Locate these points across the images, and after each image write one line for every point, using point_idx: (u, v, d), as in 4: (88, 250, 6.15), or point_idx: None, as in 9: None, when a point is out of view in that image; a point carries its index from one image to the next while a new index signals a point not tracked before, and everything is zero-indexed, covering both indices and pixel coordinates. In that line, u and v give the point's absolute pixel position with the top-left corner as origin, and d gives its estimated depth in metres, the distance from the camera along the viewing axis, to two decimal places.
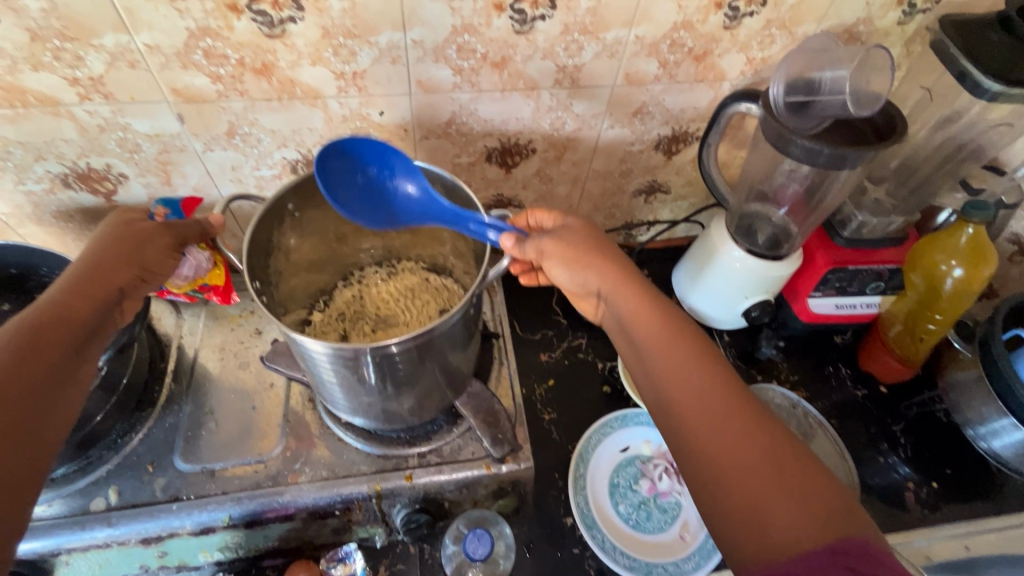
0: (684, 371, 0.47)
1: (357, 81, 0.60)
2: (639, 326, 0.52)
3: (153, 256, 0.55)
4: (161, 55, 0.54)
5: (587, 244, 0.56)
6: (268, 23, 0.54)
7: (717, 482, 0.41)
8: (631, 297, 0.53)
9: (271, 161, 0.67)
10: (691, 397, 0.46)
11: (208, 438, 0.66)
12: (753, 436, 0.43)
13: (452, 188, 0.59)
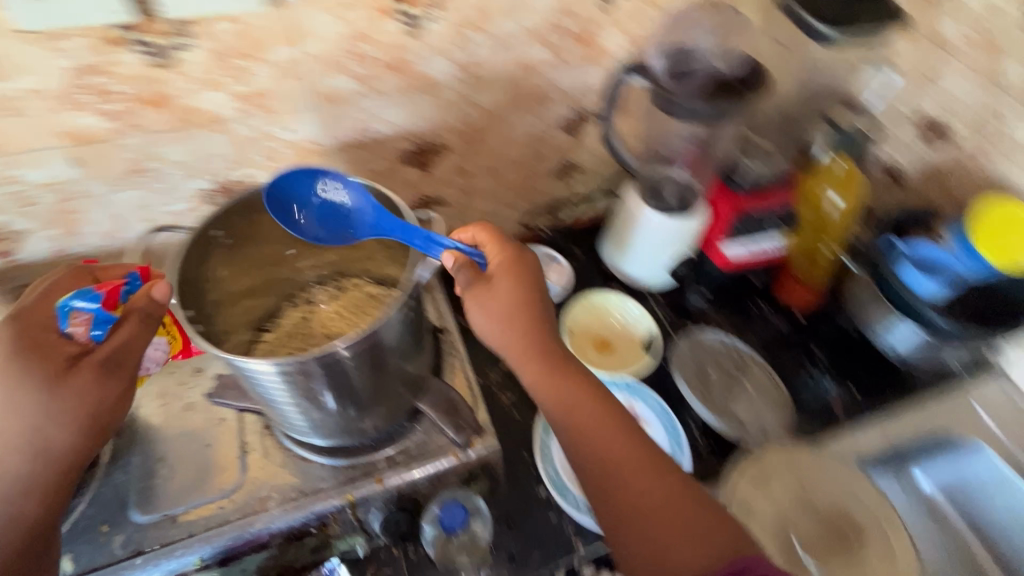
0: (605, 441, 0.69)
1: (251, 100, 0.67)
2: (568, 416, 0.70)
3: (101, 398, 0.65)
4: (46, 97, 0.60)
5: (508, 309, 0.72)
6: (158, 54, 0.60)
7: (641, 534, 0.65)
8: (552, 389, 0.71)
9: (186, 195, 0.75)
10: (617, 462, 0.68)
11: (163, 485, 0.69)
12: (673, 497, 0.67)
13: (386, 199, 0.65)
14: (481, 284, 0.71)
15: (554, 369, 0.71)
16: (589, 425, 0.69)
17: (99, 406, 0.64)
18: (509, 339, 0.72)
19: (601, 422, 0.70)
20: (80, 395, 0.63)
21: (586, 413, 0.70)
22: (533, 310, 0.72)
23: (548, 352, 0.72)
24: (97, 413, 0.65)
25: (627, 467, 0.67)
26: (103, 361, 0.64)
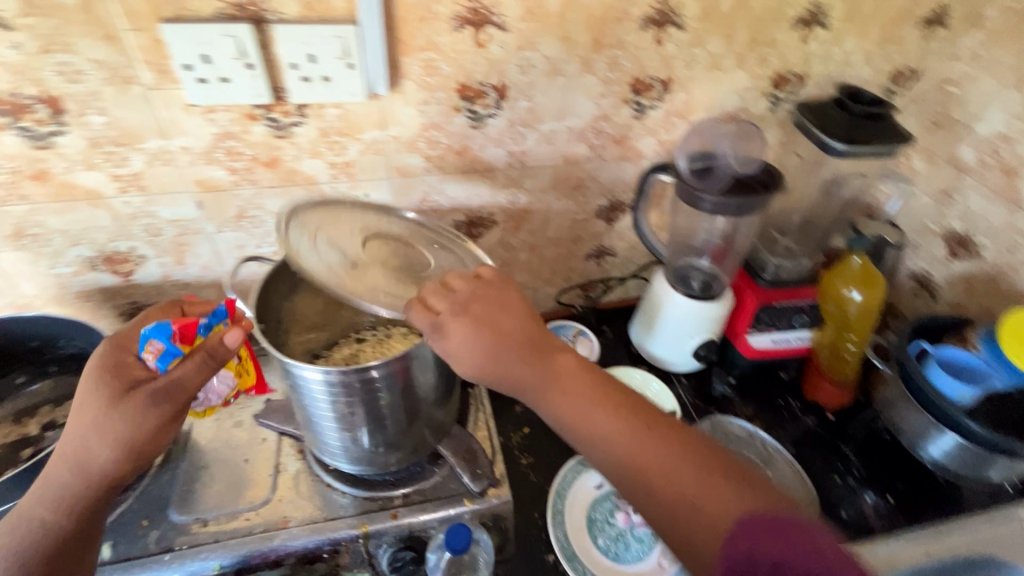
0: (616, 424, 0.54)
1: (347, 169, 0.71)
2: (580, 421, 0.56)
3: None
4: (64, 158, 0.60)
5: (568, 366, 0.58)
6: (277, 125, 0.64)
7: (658, 482, 0.51)
8: (564, 400, 0.56)
9: (271, 241, 0.75)
10: (672, 475, 0.51)
11: (203, 491, 0.67)
12: (657, 445, 0.52)
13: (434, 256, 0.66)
14: (504, 332, 0.58)
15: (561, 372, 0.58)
16: (647, 477, 0.51)
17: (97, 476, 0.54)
18: (546, 402, 0.57)
19: (636, 449, 0.53)
20: (75, 492, 0.53)
21: (638, 428, 0.54)
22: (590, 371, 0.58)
23: (615, 391, 0.57)
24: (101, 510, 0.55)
25: (682, 481, 0.50)
26: (151, 392, 0.53)
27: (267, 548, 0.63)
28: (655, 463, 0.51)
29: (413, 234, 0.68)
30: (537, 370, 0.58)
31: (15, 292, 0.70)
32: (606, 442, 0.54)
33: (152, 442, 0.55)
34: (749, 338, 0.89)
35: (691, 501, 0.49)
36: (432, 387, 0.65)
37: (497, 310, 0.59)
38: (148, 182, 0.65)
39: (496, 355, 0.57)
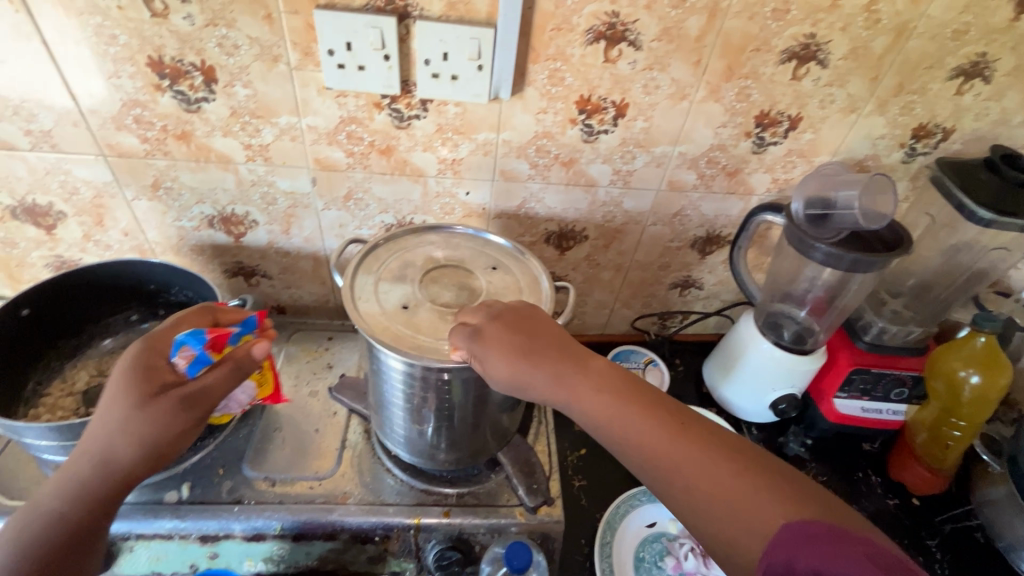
0: (645, 424, 0.50)
1: (455, 166, 0.72)
2: (615, 425, 0.51)
3: None
4: (208, 123, 0.65)
5: (602, 377, 0.53)
6: (398, 117, 0.66)
7: (693, 490, 0.46)
8: (597, 401, 0.52)
9: (371, 224, 0.77)
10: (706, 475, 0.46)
11: (275, 451, 0.70)
12: (693, 449, 0.47)
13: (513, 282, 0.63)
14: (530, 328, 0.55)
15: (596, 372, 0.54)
16: (679, 473, 0.47)
17: (107, 479, 0.51)
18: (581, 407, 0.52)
19: (667, 451, 0.48)
20: (85, 496, 0.50)
21: (669, 427, 0.49)
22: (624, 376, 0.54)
23: (649, 396, 0.52)
24: (103, 519, 0.51)
25: (715, 479, 0.45)
26: (177, 393, 0.52)
27: (326, 519, 0.64)
28: (688, 461, 0.47)
29: (477, 256, 0.65)
30: (560, 373, 0.54)
31: (141, 238, 0.76)
32: (634, 440, 0.50)
33: (175, 441, 0.53)
34: (835, 402, 0.82)
35: (731, 505, 0.44)
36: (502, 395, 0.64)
37: (528, 317, 0.56)
38: (273, 155, 0.69)
39: (520, 358, 0.53)
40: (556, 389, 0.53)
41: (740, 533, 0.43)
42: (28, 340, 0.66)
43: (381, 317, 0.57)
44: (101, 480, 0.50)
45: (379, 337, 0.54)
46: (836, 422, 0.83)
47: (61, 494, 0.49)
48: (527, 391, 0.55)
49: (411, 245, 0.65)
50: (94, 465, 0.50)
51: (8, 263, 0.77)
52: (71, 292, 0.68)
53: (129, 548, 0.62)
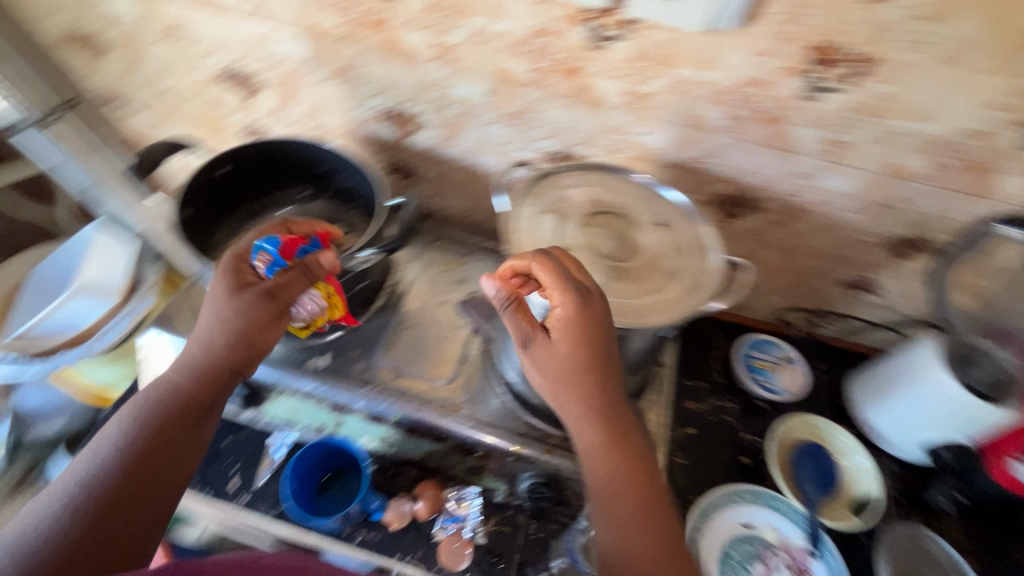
0: (623, 482, 0.50)
1: (640, 101, 0.65)
2: (600, 461, 0.51)
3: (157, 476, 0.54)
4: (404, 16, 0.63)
5: (613, 417, 0.52)
6: (596, 36, 0.60)
7: (639, 554, 0.48)
8: (592, 432, 0.51)
9: (533, 146, 0.74)
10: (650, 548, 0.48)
11: (405, 348, 0.74)
12: (650, 507, 0.50)
13: (686, 244, 0.57)
14: (559, 340, 0.50)
15: (595, 409, 0.51)
16: (628, 528, 0.49)
17: (210, 364, 0.58)
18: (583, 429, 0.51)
19: (633, 514, 0.49)
20: (202, 380, 0.57)
21: (639, 493, 0.50)
22: (631, 421, 0.53)
23: (643, 454, 0.52)
24: (215, 401, 0.58)
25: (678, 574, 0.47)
26: (261, 290, 0.58)
27: (438, 423, 0.67)
28: (645, 533, 0.49)
29: (645, 209, 0.60)
30: (603, 404, 0.51)
31: (321, 119, 0.80)
32: (612, 491, 0.50)
33: (263, 339, 0.59)
34: (1013, 465, 0.65)
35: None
36: (634, 355, 0.60)
37: (595, 333, 0.49)
38: (457, 58, 0.66)
39: (564, 381, 0.50)
40: (587, 418, 0.51)
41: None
42: (220, 198, 0.74)
43: (537, 253, 0.54)
44: (201, 371, 0.57)
45: (531, 278, 0.52)
46: (1005, 486, 0.66)
47: (179, 376, 0.58)
48: (550, 397, 0.52)
49: (576, 183, 0.61)
50: (200, 358, 0.58)
51: (212, 121, 0.86)
52: (257, 161, 0.74)
53: (274, 396, 0.70)
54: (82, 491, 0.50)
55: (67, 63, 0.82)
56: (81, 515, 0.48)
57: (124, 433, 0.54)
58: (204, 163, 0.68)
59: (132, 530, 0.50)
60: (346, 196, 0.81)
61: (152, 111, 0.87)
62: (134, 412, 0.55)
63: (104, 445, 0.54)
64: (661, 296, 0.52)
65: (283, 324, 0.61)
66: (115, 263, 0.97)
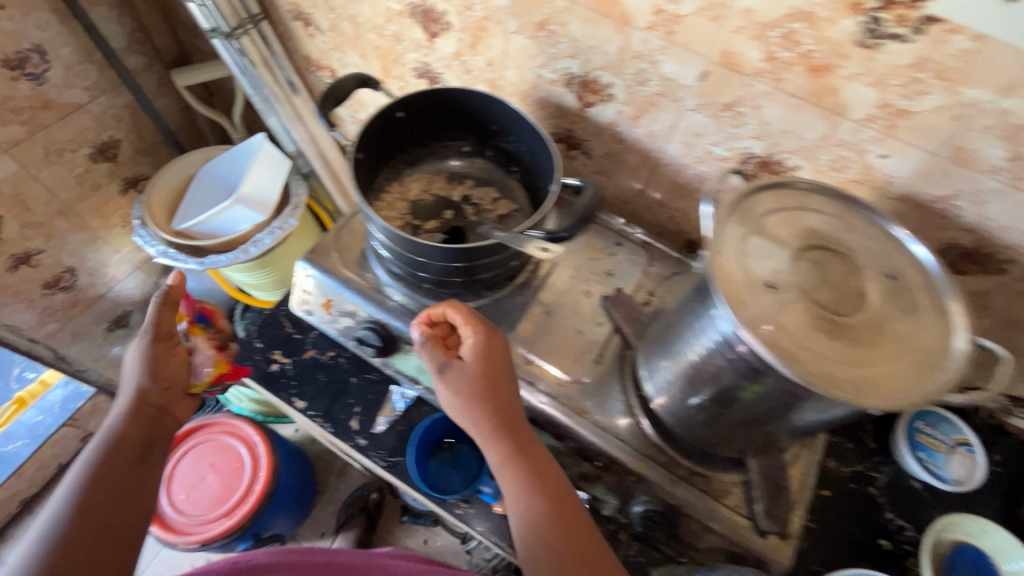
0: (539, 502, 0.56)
1: (896, 118, 0.53)
2: (525, 498, 0.56)
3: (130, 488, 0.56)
4: None
5: (491, 410, 0.58)
6: (870, 31, 0.48)
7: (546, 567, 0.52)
8: (506, 463, 0.58)
9: (733, 145, 0.65)
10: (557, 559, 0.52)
11: (541, 333, 0.71)
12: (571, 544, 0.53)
13: (924, 309, 0.47)
14: (476, 378, 0.59)
15: (522, 451, 0.58)
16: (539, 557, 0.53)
17: (149, 400, 0.63)
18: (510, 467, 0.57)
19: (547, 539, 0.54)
20: (135, 421, 0.61)
21: (557, 505, 0.55)
22: (524, 434, 0.59)
23: (549, 483, 0.57)
24: (154, 430, 0.62)
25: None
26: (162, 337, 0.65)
27: (564, 421, 0.65)
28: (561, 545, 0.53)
29: (875, 255, 0.49)
30: (500, 413, 0.59)
31: (500, 73, 0.74)
32: (526, 512, 0.56)
33: (169, 373, 0.65)
34: None
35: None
36: (798, 424, 0.52)
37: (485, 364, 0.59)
38: (680, 30, 0.57)
39: (478, 407, 0.58)
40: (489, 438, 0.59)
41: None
42: (392, 141, 0.72)
43: (741, 279, 0.46)
44: (140, 406, 0.62)
45: (736, 309, 0.44)
46: None
47: (113, 424, 0.60)
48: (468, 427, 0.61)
49: (792, 206, 0.52)
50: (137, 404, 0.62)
51: (387, 56, 0.83)
52: (433, 109, 0.71)
53: (407, 350, 0.70)
54: (65, 517, 0.51)
55: None
56: (66, 531, 0.50)
57: (81, 470, 0.55)
58: (386, 104, 0.65)
59: (123, 538, 0.52)
60: (509, 160, 0.76)
61: (333, 36, 0.86)
62: (82, 461, 0.56)
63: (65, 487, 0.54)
64: (884, 367, 0.44)
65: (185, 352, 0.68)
66: (268, 180, 1.00)
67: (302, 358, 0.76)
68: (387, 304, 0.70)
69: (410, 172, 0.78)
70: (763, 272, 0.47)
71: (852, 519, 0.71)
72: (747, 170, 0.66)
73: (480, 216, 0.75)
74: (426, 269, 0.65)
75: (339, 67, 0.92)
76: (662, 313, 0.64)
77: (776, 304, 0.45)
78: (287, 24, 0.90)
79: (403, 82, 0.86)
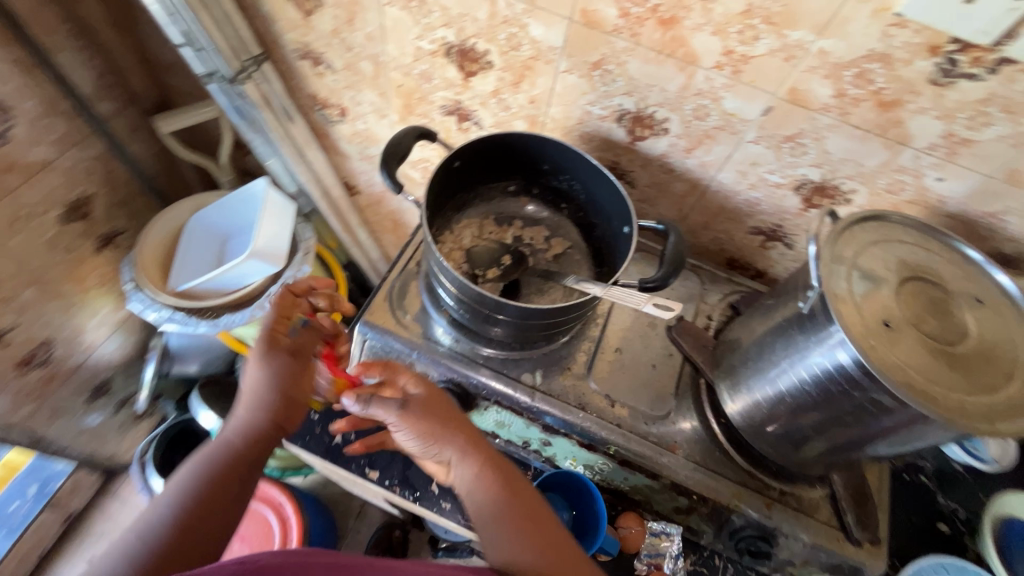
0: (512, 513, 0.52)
1: (958, 147, 0.56)
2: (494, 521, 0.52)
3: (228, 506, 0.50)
4: (705, 17, 0.55)
5: (449, 427, 0.57)
6: (945, 71, 0.51)
7: None
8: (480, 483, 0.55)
9: (789, 172, 0.67)
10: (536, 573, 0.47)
11: (615, 371, 0.71)
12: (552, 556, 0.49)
13: (1013, 331, 0.51)
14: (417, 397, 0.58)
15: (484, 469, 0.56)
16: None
17: (258, 425, 0.55)
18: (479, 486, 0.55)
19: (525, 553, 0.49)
20: (256, 439, 0.54)
21: (522, 513, 0.52)
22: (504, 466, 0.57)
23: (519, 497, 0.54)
24: (263, 454, 0.55)
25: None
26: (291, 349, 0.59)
27: (656, 462, 0.65)
28: (530, 546, 0.49)
29: (959, 282, 0.53)
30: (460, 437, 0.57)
31: (543, 109, 0.73)
32: (497, 532, 0.52)
33: (301, 389, 0.59)
34: None
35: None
36: (869, 454, 0.58)
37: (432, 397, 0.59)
38: (748, 70, 0.58)
39: (438, 431, 0.57)
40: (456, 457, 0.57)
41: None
42: (445, 191, 0.71)
43: (854, 320, 0.49)
44: (249, 431, 0.54)
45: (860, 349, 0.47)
46: None
47: (240, 429, 0.54)
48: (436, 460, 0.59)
49: (878, 242, 0.55)
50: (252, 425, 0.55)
51: (412, 94, 0.80)
52: (487, 154, 0.69)
53: (484, 407, 0.69)
54: (151, 541, 0.45)
55: (274, 14, 0.77)
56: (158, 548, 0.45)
57: (183, 480, 0.50)
58: (447, 156, 0.65)
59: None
60: (558, 198, 0.76)
61: (348, 75, 0.81)
62: (198, 458, 0.52)
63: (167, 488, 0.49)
64: (1001, 393, 0.47)
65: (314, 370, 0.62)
66: (277, 229, 0.96)
67: (365, 425, 0.72)
68: (454, 360, 0.68)
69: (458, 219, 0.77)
70: (876, 312, 0.50)
71: (910, 509, 0.76)
72: (801, 194, 0.69)
73: (536, 258, 0.75)
74: (500, 324, 0.64)
75: (351, 104, 0.87)
76: (737, 343, 0.66)
77: (897, 343, 0.48)
78: (292, 63, 0.83)
79: (428, 119, 0.83)
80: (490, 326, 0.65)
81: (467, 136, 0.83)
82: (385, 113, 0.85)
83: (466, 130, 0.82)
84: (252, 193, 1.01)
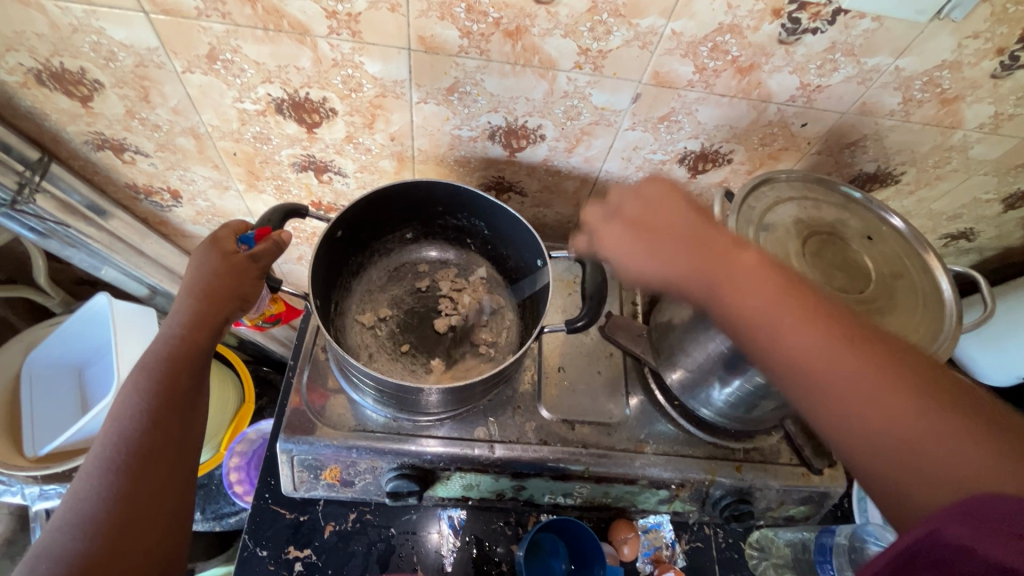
0: (811, 335, 0.41)
1: (813, 94, 0.58)
2: (757, 302, 0.43)
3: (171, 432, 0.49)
4: (553, 22, 0.51)
5: (656, 195, 0.52)
6: (790, 30, 0.51)
7: (867, 398, 0.38)
8: (700, 263, 0.47)
9: (671, 148, 0.66)
10: (869, 376, 0.39)
11: (564, 391, 0.69)
12: (877, 369, 0.39)
13: (901, 260, 0.55)
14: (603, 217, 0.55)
15: (758, 260, 0.45)
16: (843, 391, 0.40)
17: (204, 329, 0.53)
18: (738, 281, 0.45)
19: (872, 373, 0.39)
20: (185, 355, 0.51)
21: (803, 305, 0.43)
22: (715, 239, 0.48)
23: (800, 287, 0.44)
24: (185, 370, 0.51)
25: (975, 468, 0.34)
26: (249, 258, 0.55)
27: (629, 469, 0.63)
28: (850, 363, 0.40)
29: (844, 222, 0.57)
30: (686, 237, 0.49)
31: (407, 144, 0.65)
32: (810, 353, 0.41)
33: (236, 291, 0.54)
34: None
35: (910, 446, 0.37)
36: None
37: (664, 201, 0.52)
38: (608, 64, 0.55)
39: (679, 250, 0.48)
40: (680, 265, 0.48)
41: (997, 551, 0.28)
42: (334, 264, 0.66)
43: None
44: (196, 329, 0.52)
45: None
46: None
47: (178, 326, 0.52)
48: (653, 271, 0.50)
49: (775, 204, 0.56)
50: (189, 324, 0.52)
51: (252, 159, 0.68)
52: (371, 207, 0.64)
53: (446, 477, 0.63)
54: (110, 453, 0.46)
55: (40, 109, 0.61)
56: (114, 460, 0.45)
57: (137, 390, 0.49)
58: (328, 228, 0.59)
59: (158, 511, 0.46)
60: (460, 234, 0.73)
61: (166, 155, 0.68)
62: (147, 361, 0.51)
63: (123, 413, 0.48)
64: (913, 324, 0.51)
65: (251, 271, 0.55)
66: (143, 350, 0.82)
67: (324, 540, 0.65)
68: (398, 443, 0.60)
69: (361, 282, 0.72)
70: None
71: None
72: (685, 165, 0.68)
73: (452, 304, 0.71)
74: (438, 395, 0.57)
75: (182, 185, 0.73)
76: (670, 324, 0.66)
77: None
78: (89, 157, 0.68)
79: (281, 181, 0.72)
80: (424, 400, 0.58)
81: (331, 187, 0.73)
82: (228, 185, 0.73)
83: (328, 182, 0.72)
84: (95, 312, 0.83)
